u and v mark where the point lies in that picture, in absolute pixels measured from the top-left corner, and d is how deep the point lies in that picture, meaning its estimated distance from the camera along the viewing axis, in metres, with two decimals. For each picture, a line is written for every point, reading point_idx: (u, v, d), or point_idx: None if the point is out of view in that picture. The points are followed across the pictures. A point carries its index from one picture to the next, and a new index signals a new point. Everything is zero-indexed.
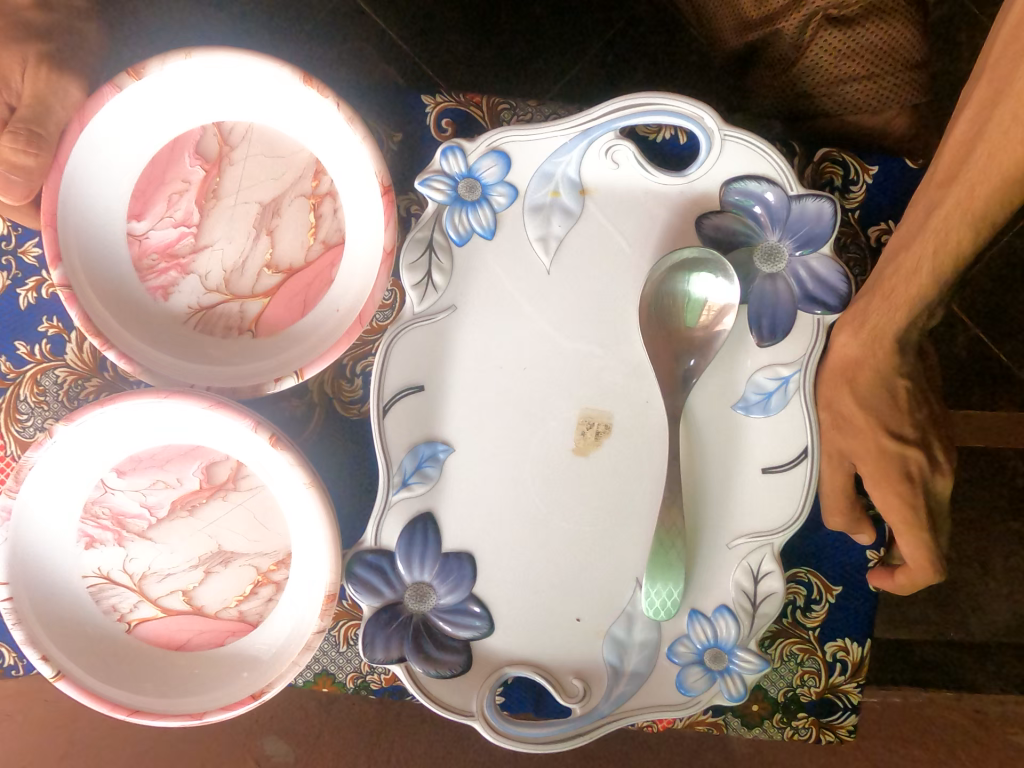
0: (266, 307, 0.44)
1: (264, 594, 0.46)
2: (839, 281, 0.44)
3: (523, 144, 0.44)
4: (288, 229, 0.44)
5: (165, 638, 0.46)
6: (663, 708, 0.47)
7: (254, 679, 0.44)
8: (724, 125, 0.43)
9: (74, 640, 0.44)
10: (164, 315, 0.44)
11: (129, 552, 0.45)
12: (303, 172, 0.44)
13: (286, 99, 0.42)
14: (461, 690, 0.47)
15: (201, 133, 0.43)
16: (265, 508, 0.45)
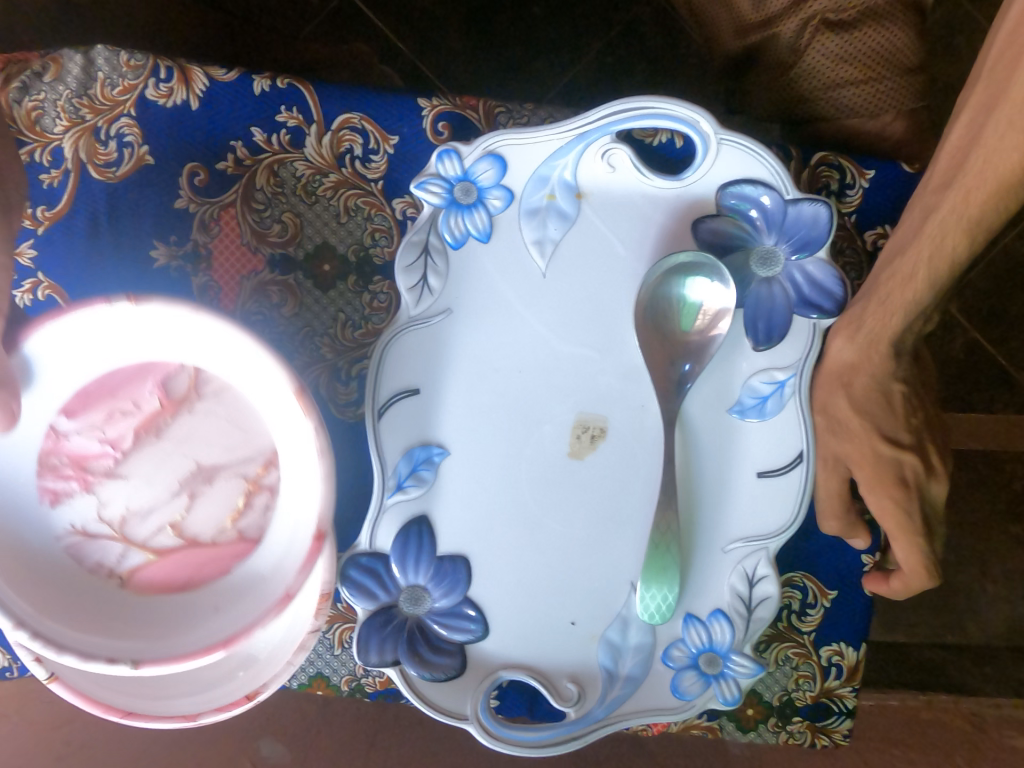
0: (150, 564, 0.40)
1: (261, 503, 0.40)
2: (835, 286, 0.44)
3: (519, 148, 0.44)
4: (209, 503, 0.40)
5: (160, 581, 0.40)
6: (657, 713, 0.47)
7: (262, 665, 0.42)
8: (719, 128, 0.42)
9: (53, 594, 0.37)
10: (36, 538, 0.39)
11: (96, 495, 0.40)
12: (255, 456, 0.39)
13: (214, 327, 0.35)
14: (455, 693, 0.47)
15: (174, 369, 0.39)
16: (235, 408, 0.39)
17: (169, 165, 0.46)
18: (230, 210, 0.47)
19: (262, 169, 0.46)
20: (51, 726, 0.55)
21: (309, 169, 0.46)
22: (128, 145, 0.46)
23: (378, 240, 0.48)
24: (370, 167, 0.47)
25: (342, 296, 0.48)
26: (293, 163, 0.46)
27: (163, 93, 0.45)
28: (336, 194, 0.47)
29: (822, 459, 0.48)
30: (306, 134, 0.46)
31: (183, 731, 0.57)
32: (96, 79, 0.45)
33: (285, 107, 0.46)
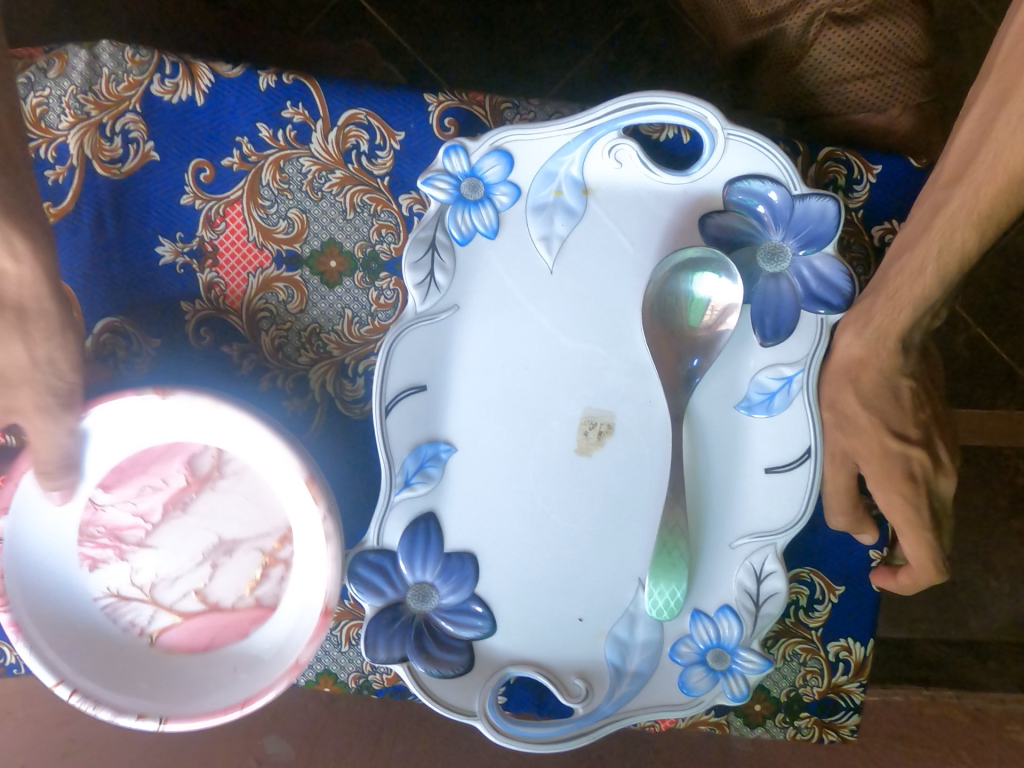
0: (176, 626, 0.46)
1: (276, 576, 0.45)
2: (843, 281, 0.44)
3: (526, 144, 0.44)
4: (231, 572, 0.46)
5: (188, 643, 0.46)
6: (666, 709, 0.47)
7: (281, 663, 0.44)
8: (727, 124, 0.42)
9: (86, 652, 0.44)
10: (78, 594, 0.45)
11: (131, 563, 0.45)
12: (271, 532, 0.45)
13: (252, 446, 0.43)
14: (463, 690, 0.46)
15: (198, 450, 0.45)
16: (254, 489, 0.45)
17: (175, 161, 0.46)
18: (237, 206, 0.46)
19: (268, 166, 0.46)
20: (56, 724, 0.55)
21: (315, 165, 0.46)
22: (134, 141, 0.45)
23: (384, 237, 0.47)
24: (376, 163, 0.46)
25: (348, 293, 0.48)
26: (298, 160, 0.46)
27: (168, 89, 0.45)
28: (341, 190, 0.47)
29: (829, 455, 0.48)
30: (312, 131, 0.46)
31: (189, 727, 0.57)
32: (101, 74, 0.45)
33: (291, 103, 0.45)
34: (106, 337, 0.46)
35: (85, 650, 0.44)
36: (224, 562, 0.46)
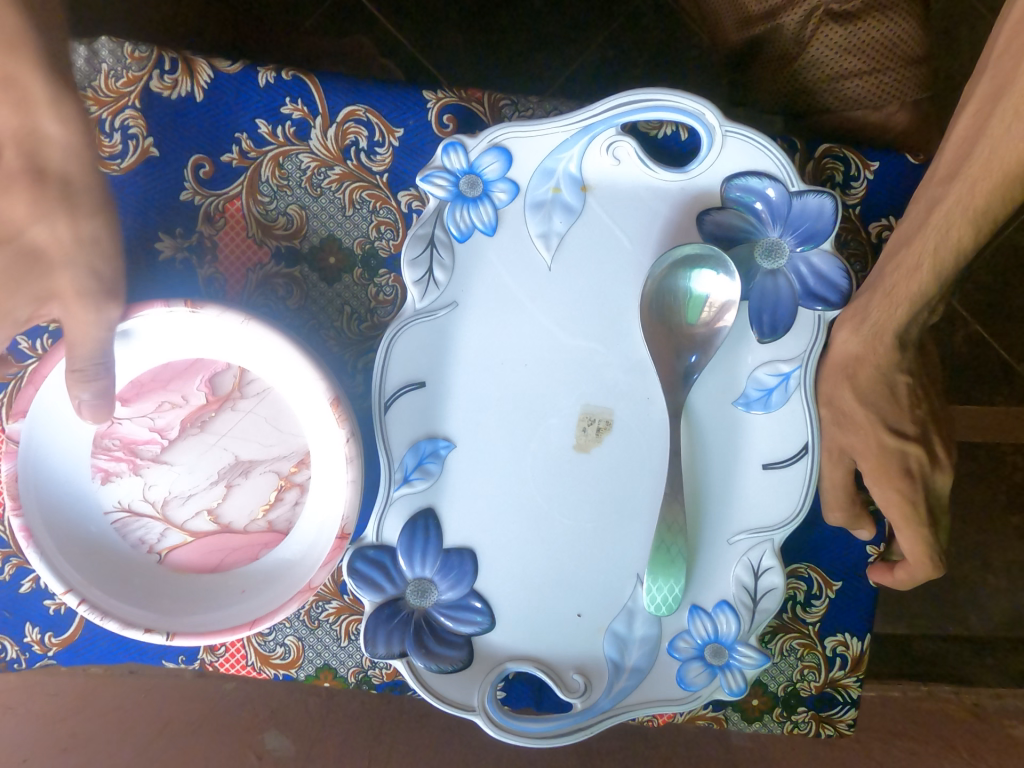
0: (185, 545, 0.46)
1: (290, 498, 0.46)
2: (840, 278, 0.44)
3: (524, 141, 0.44)
4: (246, 493, 0.46)
5: (198, 562, 0.47)
6: (664, 703, 0.47)
7: (292, 585, 0.44)
8: (725, 120, 0.42)
9: (94, 563, 0.44)
10: (89, 504, 0.45)
11: (143, 477, 0.46)
12: (289, 455, 0.46)
13: (278, 364, 0.44)
14: (462, 684, 0.47)
15: (221, 370, 0.45)
16: (274, 411, 0.46)
17: (174, 156, 0.46)
18: (235, 202, 0.47)
19: (267, 162, 0.46)
20: (58, 718, 0.56)
21: (314, 161, 0.46)
22: (133, 137, 0.46)
23: (383, 233, 0.47)
24: (375, 159, 0.47)
25: (348, 288, 0.48)
26: (298, 156, 0.46)
27: (168, 85, 0.45)
28: (340, 187, 0.47)
29: (826, 451, 0.48)
30: (311, 126, 0.46)
31: (188, 722, 0.57)
32: (100, 70, 0.45)
33: (290, 99, 0.46)
34: None
35: (92, 561, 0.44)
36: (241, 484, 0.46)
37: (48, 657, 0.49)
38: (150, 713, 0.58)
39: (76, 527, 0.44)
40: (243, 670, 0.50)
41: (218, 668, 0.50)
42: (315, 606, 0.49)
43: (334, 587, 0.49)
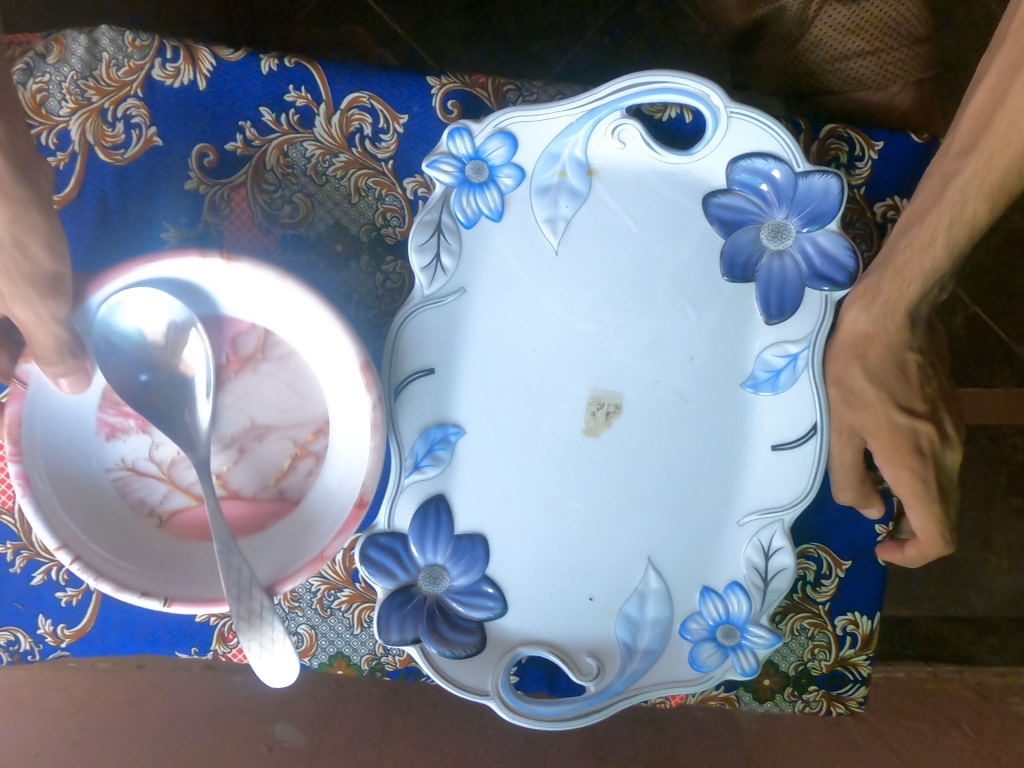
0: (191, 507, 0.46)
1: (303, 468, 0.46)
2: (847, 257, 0.44)
3: (530, 126, 0.43)
4: (261, 457, 0.46)
5: (198, 528, 0.45)
6: (676, 685, 0.48)
7: (297, 557, 0.43)
8: (729, 102, 0.42)
9: (92, 519, 0.43)
10: (94, 459, 0.44)
11: (152, 436, 0.45)
12: (307, 423, 0.46)
13: (297, 325, 0.43)
14: (476, 669, 0.47)
15: (244, 330, 0.44)
16: (295, 376, 0.45)
17: (179, 147, 0.46)
18: (241, 190, 0.46)
19: (272, 150, 0.46)
20: (69, 712, 0.56)
21: (319, 149, 0.46)
22: (136, 126, 0.45)
23: (390, 220, 0.47)
24: (380, 146, 0.46)
25: (355, 276, 0.48)
26: (302, 144, 0.46)
27: (170, 73, 0.45)
28: (346, 174, 0.47)
29: (836, 431, 0.48)
30: (314, 114, 0.46)
31: (203, 712, 0.57)
32: (101, 59, 0.45)
33: (293, 87, 0.45)
34: None
35: (95, 516, 0.43)
36: (251, 450, 0.46)
37: (61, 648, 0.49)
38: (161, 705, 0.58)
39: (78, 479, 0.43)
40: None
41: (232, 657, 0.50)
42: (326, 594, 0.49)
43: (345, 574, 0.49)
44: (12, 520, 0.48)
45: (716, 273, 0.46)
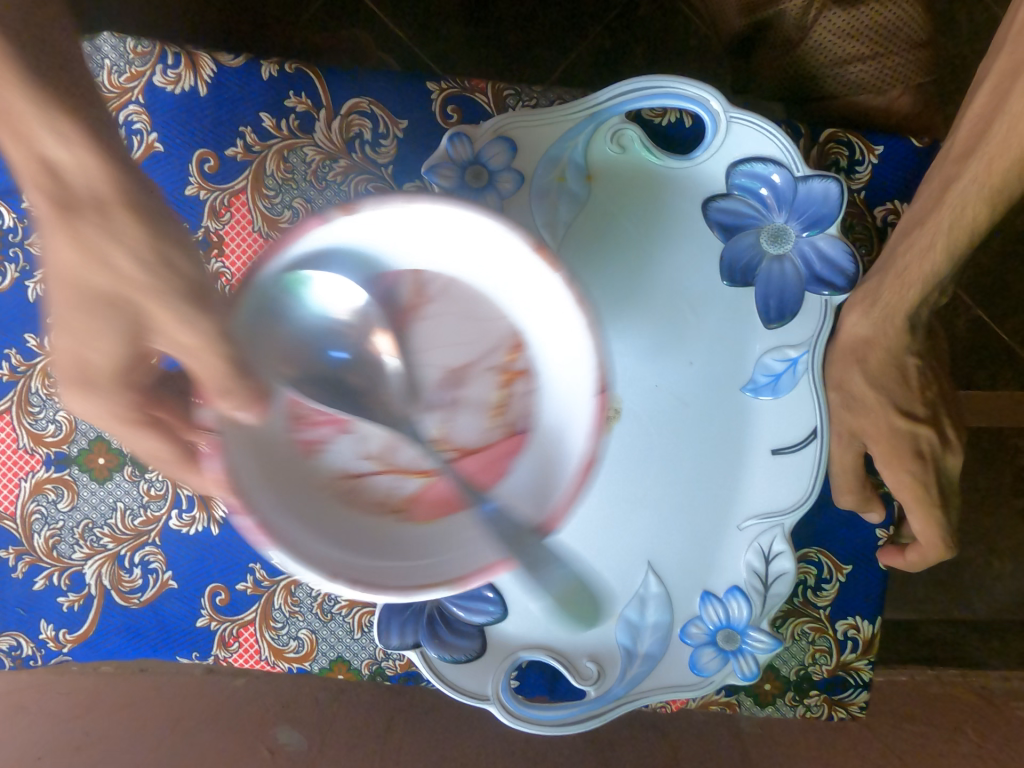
0: (426, 484, 0.44)
1: (521, 387, 0.44)
2: (847, 260, 0.44)
3: (529, 129, 0.44)
4: (468, 408, 0.44)
5: (412, 502, 0.44)
6: (676, 689, 0.47)
7: (552, 478, 0.42)
8: (729, 105, 0.43)
9: (342, 529, 0.42)
10: (313, 476, 0.42)
11: (353, 434, 0.44)
12: (501, 345, 0.44)
13: (451, 235, 0.40)
14: (476, 674, 0.47)
15: (396, 282, 0.42)
16: (467, 299, 0.43)
17: (180, 153, 0.46)
18: (241, 197, 0.47)
19: (272, 156, 0.46)
20: (71, 716, 0.56)
21: (319, 155, 0.46)
22: (138, 132, 0.46)
23: None
24: (380, 151, 0.47)
25: None
26: (303, 149, 0.46)
27: (170, 79, 0.45)
28: (346, 179, 0.47)
29: (837, 435, 0.48)
30: (314, 119, 0.46)
31: (204, 716, 0.57)
32: (102, 65, 0.45)
33: (294, 93, 0.46)
34: None
35: (332, 527, 0.41)
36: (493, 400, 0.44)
37: (62, 652, 0.49)
38: (162, 709, 0.58)
39: (312, 494, 0.42)
40: (257, 664, 0.50)
41: (233, 662, 0.50)
42: (327, 599, 0.49)
43: None
44: (13, 523, 0.49)
45: (716, 277, 0.46)
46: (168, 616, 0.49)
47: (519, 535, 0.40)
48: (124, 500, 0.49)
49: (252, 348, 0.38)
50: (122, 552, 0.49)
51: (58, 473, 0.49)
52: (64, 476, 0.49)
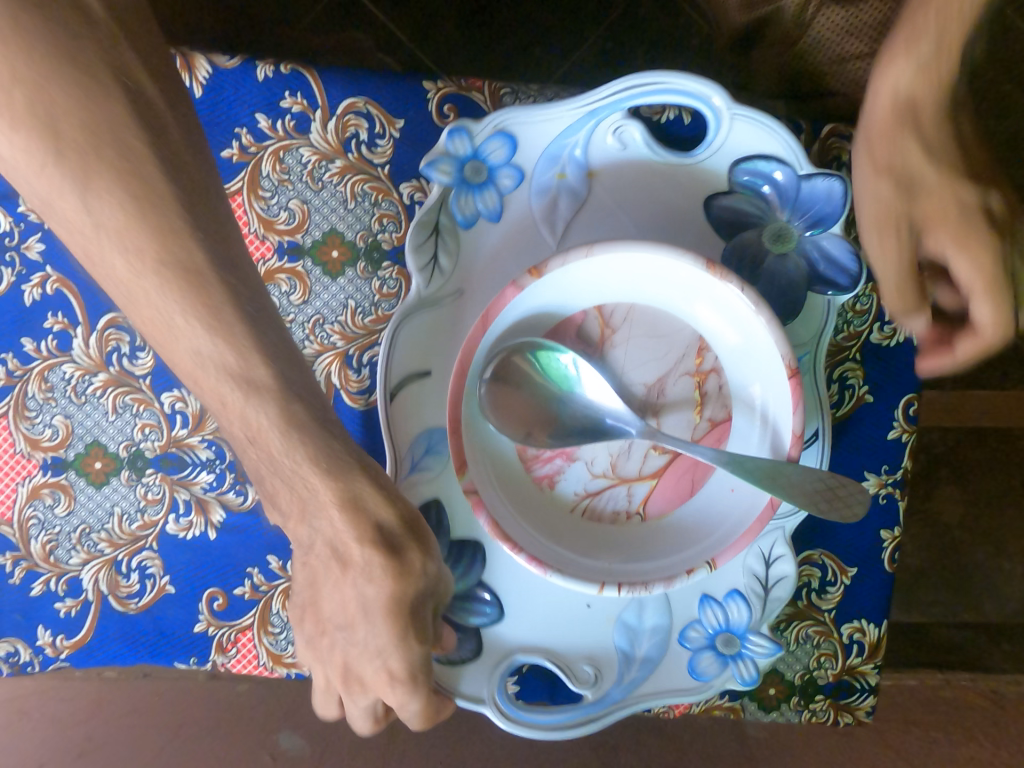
0: (654, 489, 0.46)
1: (715, 388, 0.45)
2: (851, 261, 0.44)
3: (529, 123, 0.43)
4: (674, 414, 0.46)
5: (673, 499, 0.46)
6: (675, 694, 0.47)
7: (774, 442, 0.44)
8: (733, 102, 0.42)
9: (574, 537, 0.46)
10: (556, 503, 0.46)
11: (581, 460, 0.46)
12: (689, 350, 0.45)
13: (649, 270, 0.43)
14: (472, 676, 0.46)
15: (586, 317, 0.44)
16: (650, 321, 0.45)
17: None
18: (236, 197, 0.46)
19: (268, 157, 0.46)
20: (74, 722, 0.56)
21: (315, 155, 0.46)
22: None
23: (386, 226, 0.47)
24: (376, 152, 0.46)
25: (351, 283, 0.47)
26: (298, 150, 0.46)
27: None
28: (342, 180, 0.47)
29: None
30: (311, 120, 0.46)
31: (207, 721, 0.57)
32: None
33: (289, 93, 0.45)
34: (109, 333, 0.48)
35: (575, 538, 0.46)
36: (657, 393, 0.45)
37: (62, 659, 0.49)
38: (165, 714, 0.57)
39: (561, 517, 0.46)
40: (255, 669, 0.49)
41: (230, 668, 0.49)
42: None
43: None
44: (10, 529, 0.49)
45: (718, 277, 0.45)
46: (165, 622, 0.49)
47: (774, 466, 0.42)
48: (121, 505, 0.49)
49: (513, 402, 0.44)
50: (119, 556, 0.49)
51: (54, 478, 0.48)
52: (61, 481, 0.48)
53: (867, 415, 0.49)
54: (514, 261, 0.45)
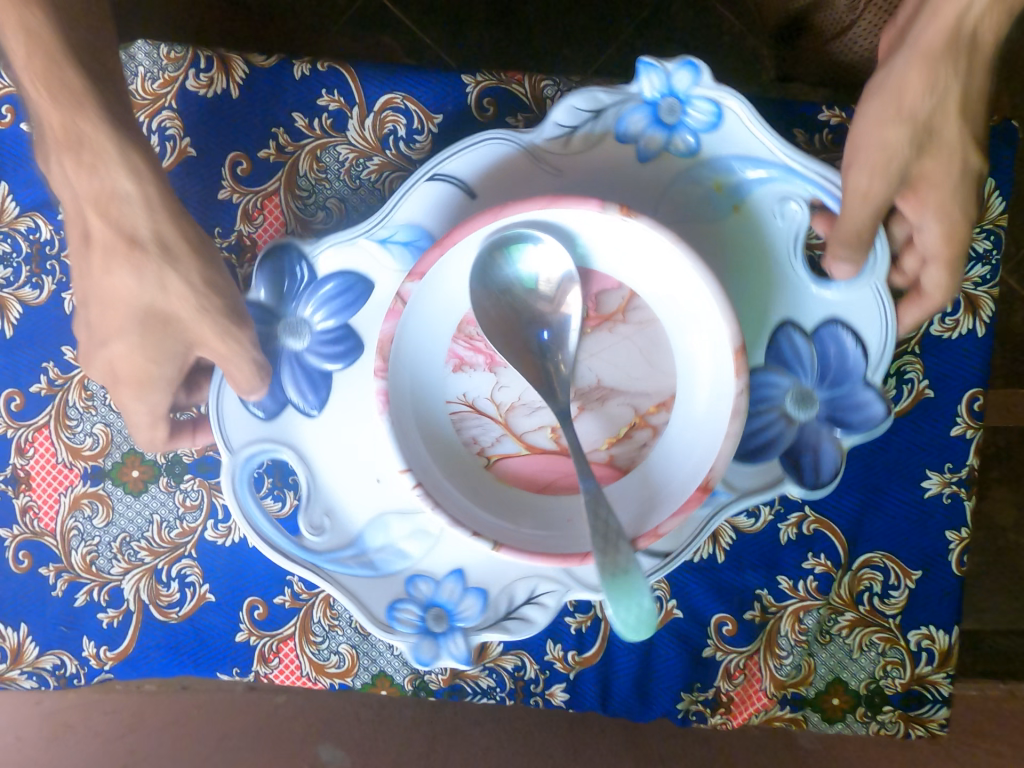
0: (519, 455, 0.43)
1: (639, 439, 0.43)
2: (827, 471, 0.42)
3: (738, 121, 0.41)
4: (598, 420, 0.43)
5: (528, 476, 0.43)
6: (354, 602, 0.42)
7: (642, 518, 0.40)
8: (883, 273, 0.42)
9: (435, 428, 0.43)
10: (438, 388, 0.43)
11: (497, 377, 0.43)
12: (654, 394, 0.42)
13: (671, 276, 0.40)
14: (245, 426, 0.42)
15: (611, 289, 0.42)
16: (652, 344, 0.42)
17: (211, 156, 0.45)
18: (274, 198, 0.45)
19: (305, 156, 0.45)
20: (114, 737, 0.54)
21: (352, 153, 0.45)
22: (170, 138, 0.45)
23: None
24: (414, 147, 0.45)
25: None
26: (335, 148, 0.45)
27: (203, 83, 0.45)
28: (380, 177, 0.45)
29: None
30: (348, 117, 0.45)
31: (245, 734, 0.55)
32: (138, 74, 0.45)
33: (326, 91, 0.45)
34: None
35: (437, 440, 0.43)
36: (560, 372, 0.43)
37: (105, 670, 0.49)
38: (202, 729, 0.56)
39: (431, 406, 0.43)
40: (298, 680, 0.48)
41: (272, 679, 0.48)
42: None
43: None
44: (53, 540, 0.48)
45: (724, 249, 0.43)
46: (206, 632, 0.48)
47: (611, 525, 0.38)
48: (160, 512, 0.48)
49: (497, 332, 0.42)
50: (159, 566, 0.48)
51: (94, 487, 0.48)
52: (99, 490, 0.48)
53: (928, 408, 0.47)
54: (617, 192, 0.42)
